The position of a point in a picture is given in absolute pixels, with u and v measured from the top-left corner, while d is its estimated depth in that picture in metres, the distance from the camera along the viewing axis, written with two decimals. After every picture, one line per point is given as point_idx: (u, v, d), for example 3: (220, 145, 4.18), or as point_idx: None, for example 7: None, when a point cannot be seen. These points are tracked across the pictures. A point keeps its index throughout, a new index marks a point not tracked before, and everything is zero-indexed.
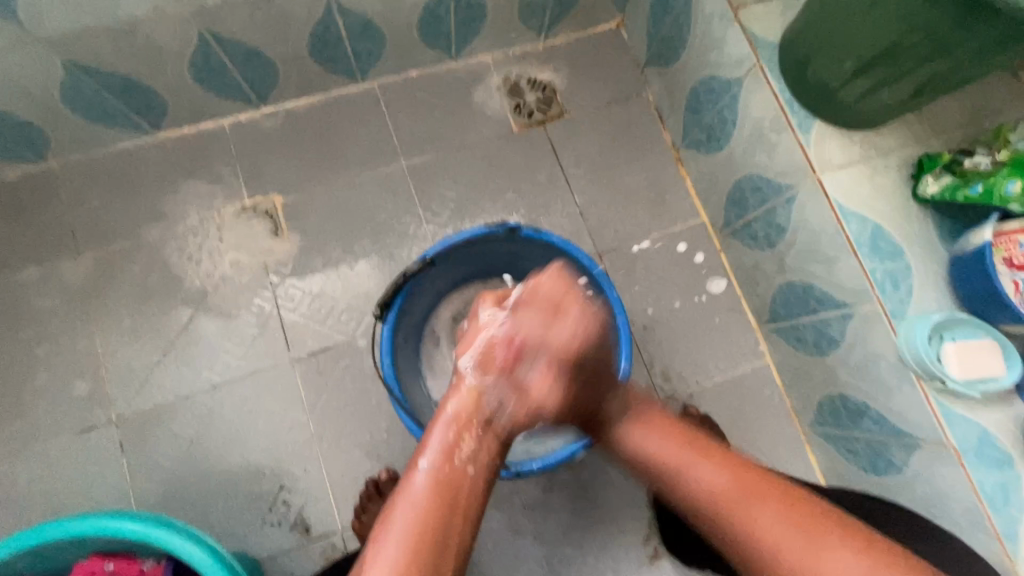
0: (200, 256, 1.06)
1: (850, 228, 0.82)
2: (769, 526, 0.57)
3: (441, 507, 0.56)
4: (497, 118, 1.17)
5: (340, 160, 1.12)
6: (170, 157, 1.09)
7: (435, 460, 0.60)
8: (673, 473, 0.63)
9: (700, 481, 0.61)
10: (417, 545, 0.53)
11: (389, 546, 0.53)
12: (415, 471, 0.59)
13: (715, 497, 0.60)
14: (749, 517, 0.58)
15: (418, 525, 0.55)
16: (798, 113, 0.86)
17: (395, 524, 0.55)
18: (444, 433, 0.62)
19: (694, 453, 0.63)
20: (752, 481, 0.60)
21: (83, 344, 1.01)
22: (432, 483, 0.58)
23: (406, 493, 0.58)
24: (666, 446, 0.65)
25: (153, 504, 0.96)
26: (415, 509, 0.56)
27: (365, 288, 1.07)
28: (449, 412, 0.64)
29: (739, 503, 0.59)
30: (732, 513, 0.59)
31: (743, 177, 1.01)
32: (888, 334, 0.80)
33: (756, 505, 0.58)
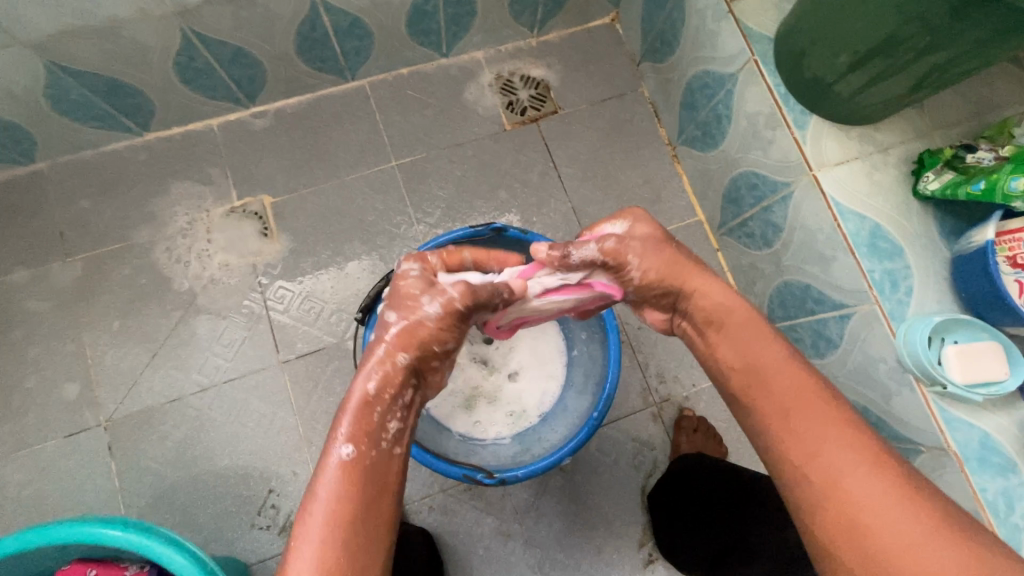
0: (189, 258, 1.05)
1: (847, 226, 0.79)
2: (846, 444, 0.46)
3: (364, 496, 0.49)
4: (489, 116, 1.16)
5: (330, 160, 1.11)
6: (159, 158, 1.09)
7: (357, 443, 0.51)
8: (748, 346, 0.54)
9: (779, 383, 0.51)
10: (344, 543, 0.46)
11: (309, 541, 0.45)
12: (332, 458, 0.50)
13: (794, 397, 0.50)
14: (824, 431, 0.47)
15: (342, 517, 0.47)
16: (793, 108, 0.84)
17: (317, 519, 0.46)
18: (361, 414, 0.53)
19: (789, 358, 0.53)
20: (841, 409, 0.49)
21: (72, 346, 1.01)
22: (354, 469, 0.50)
23: (319, 486, 0.48)
24: (742, 348, 0.55)
25: (141, 507, 0.96)
26: (333, 499, 0.48)
27: (355, 289, 1.06)
28: (369, 390, 0.54)
29: (817, 416, 0.48)
30: (801, 415, 0.49)
31: (738, 174, 0.99)
32: (887, 336, 0.77)
33: (834, 425, 0.47)
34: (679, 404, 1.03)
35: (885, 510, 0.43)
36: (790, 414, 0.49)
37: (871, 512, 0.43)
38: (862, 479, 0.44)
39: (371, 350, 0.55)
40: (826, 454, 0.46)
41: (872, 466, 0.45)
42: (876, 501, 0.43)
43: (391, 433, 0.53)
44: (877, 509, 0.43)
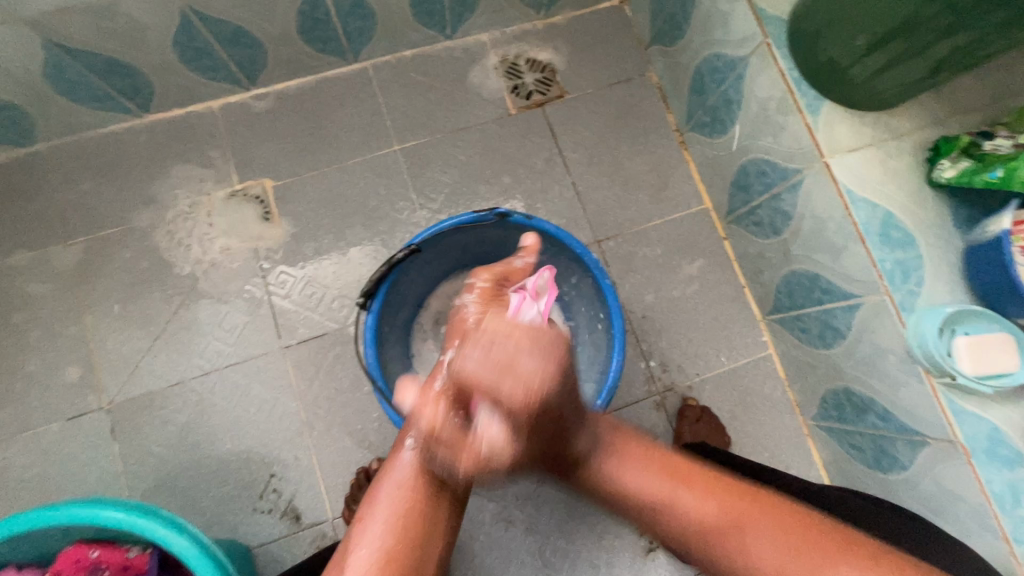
0: (190, 241, 1.04)
1: (858, 214, 0.78)
2: (765, 547, 0.56)
3: (421, 494, 0.60)
4: (494, 100, 1.13)
5: (332, 143, 1.09)
6: (159, 140, 1.07)
7: (420, 443, 0.61)
8: (654, 510, 0.62)
9: (683, 508, 0.60)
10: (400, 534, 0.57)
11: (376, 525, 0.57)
12: (402, 450, 0.62)
13: (702, 527, 0.59)
14: (743, 543, 0.57)
15: (400, 512, 0.58)
16: (806, 93, 0.82)
17: (383, 508, 0.59)
18: (431, 416, 0.63)
19: (672, 479, 0.62)
20: (740, 506, 0.59)
21: (73, 330, 1.00)
22: (416, 467, 0.61)
23: (389, 479, 0.61)
24: (650, 482, 0.62)
25: (143, 490, 0.96)
26: (397, 495, 0.59)
27: (358, 275, 1.05)
28: (436, 387, 0.60)
29: (733, 532, 0.58)
30: (732, 532, 0.58)
31: (747, 161, 0.97)
32: (896, 326, 0.76)
33: (747, 532, 0.57)
34: (683, 393, 1.02)
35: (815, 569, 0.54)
36: (709, 549, 0.58)
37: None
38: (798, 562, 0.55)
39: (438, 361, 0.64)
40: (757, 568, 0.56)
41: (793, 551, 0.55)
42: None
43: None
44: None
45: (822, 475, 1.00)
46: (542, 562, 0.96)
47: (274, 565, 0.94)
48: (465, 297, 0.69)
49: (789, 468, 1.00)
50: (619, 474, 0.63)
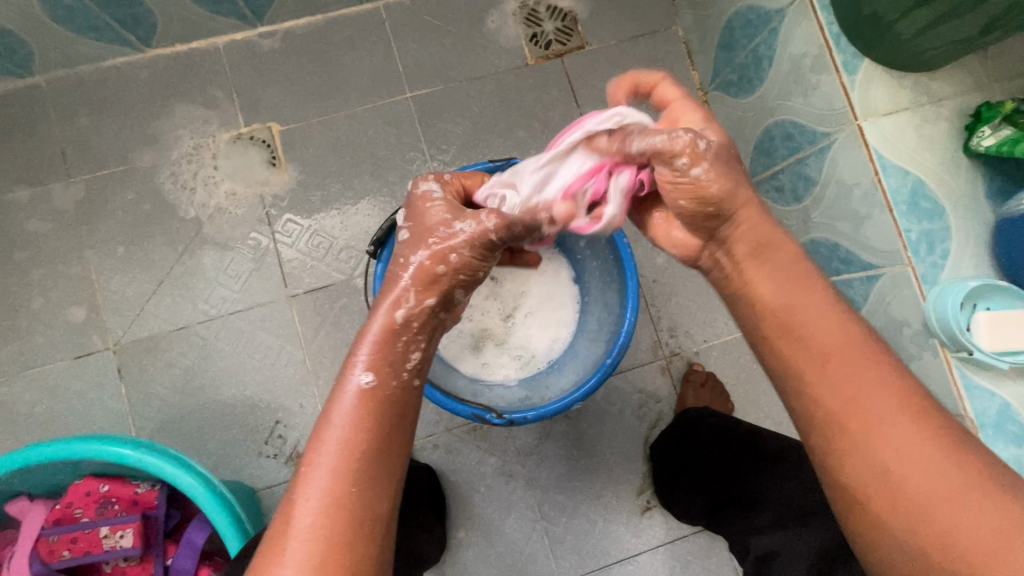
0: (195, 184, 1.02)
1: (888, 181, 0.75)
2: (883, 407, 0.44)
3: (381, 433, 0.49)
4: (511, 48, 1.08)
5: (341, 88, 1.05)
6: (161, 76, 1.03)
7: (376, 373, 0.50)
8: (782, 317, 0.49)
9: (814, 327, 0.48)
10: (356, 473, 0.46)
11: (325, 466, 0.46)
12: (351, 384, 0.50)
13: (826, 348, 0.47)
14: (857, 379, 0.45)
15: (352, 456, 0.47)
16: (844, 51, 0.77)
17: (335, 450, 0.47)
18: (381, 345, 0.52)
19: (819, 297, 0.49)
20: (861, 354, 0.46)
21: (78, 270, 0.99)
22: (371, 399, 0.50)
23: (334, 415, 0.49)
24: (775, 282, 0.51)
25: (149, 431, 0.97)
26: (352, 432, 0.48)
27: (365, 226, 1.03)
28: (393, 318, 0.53)
29: (852, 371, 0.45)
30: (856, 372, 0.45)
31: (773, 123, 0.93)
32: (916, 300, 0.74)
33: (866, 381, 0.45)
34: (689, 359, 1.03)
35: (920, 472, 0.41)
36: (808, 363, 0.47)
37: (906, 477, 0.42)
38: (897, 437, 0.43)
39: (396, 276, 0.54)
40: (870, 434, 0.43)
41: (917, 436, 0.43)
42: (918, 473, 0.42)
43: (411, 365, 0.53)
44: (901, 461, 0.42)
45: None
46: (540, 515, 0.98)
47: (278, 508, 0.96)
48: (457, 226, 0.54)
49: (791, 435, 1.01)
50: (750, 282, 0.52)
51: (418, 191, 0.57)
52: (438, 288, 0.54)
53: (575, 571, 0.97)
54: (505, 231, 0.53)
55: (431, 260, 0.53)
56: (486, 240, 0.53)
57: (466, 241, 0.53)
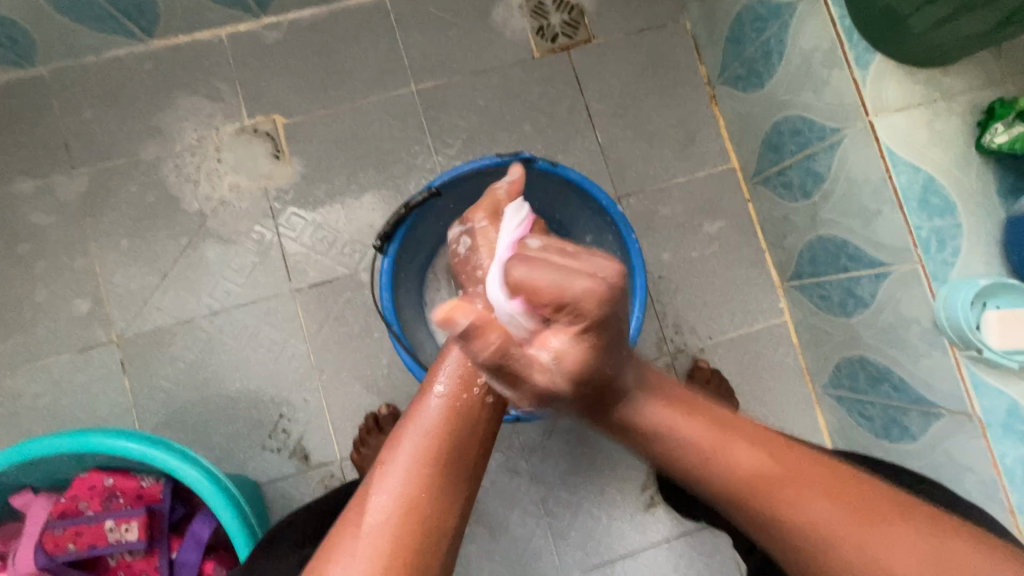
0: (198, 177, 1.01)
1: (898, 178, 0.74)
2: (821, 516, 0.48)
3: (454, 441, 0.53)
4: (518, 41, 1.07)
5: (346, 80, 1.04)
6: (165, 67, 1.02)
7: (449, 387, 0.55)
8: (699, 459, 0.52)
9: (736, 461, 0.51)
10: (429, 479, 0.51)
11: (400, 467, 0.51)
12: (430, 396, 0.56)
13: (750, 480, 0.50)
14: (792, 499, 0.49)
15: (428, 457, 0.52)
16: (856, 45, 0.76)
17: (408, 453, 0.52)
18: (460, 361, 0.57)
19: (721, 428, 0.53)
20: (777, 470, 0.50)
21: (81, 262, 0.99)
22: (447, 411, 0.54)
23: (413, 423, 0.54)
24: (697, 428, 0.53)
25: (153, 425, 0.97)
26: (428, 437, 0.53)
27: (370, 220, 1.02)
28: (473, 336, 0.57)
29: (783, 485, 0.50)
30: (782, 488, 0.50)
31: (782, 118, 0.93)
32: (925, 297, 0.74)
33: (795, 496, 0.49)
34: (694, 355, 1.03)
35: (874, 558, 0.46)
36: (750, 499, 0.51)
37: (867, 567, 0.46)
38: (844, 534, 0.47)
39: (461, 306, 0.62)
40: (820, 539, 0.48)
41: (857, 525, 0.47)
42: (870, 563, 0.46)
43: (486, 383, 0.56)
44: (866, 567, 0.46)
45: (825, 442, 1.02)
46: (544, 511, 0.98)
47: (282, 502, 0.96)
48: (463, 246, 0.66)
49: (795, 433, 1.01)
50: (676, 425, 0.53)
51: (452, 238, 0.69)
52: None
53: (578, 567, 0.97)
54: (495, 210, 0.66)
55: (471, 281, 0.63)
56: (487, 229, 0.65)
57: (482, 250, 0.64)
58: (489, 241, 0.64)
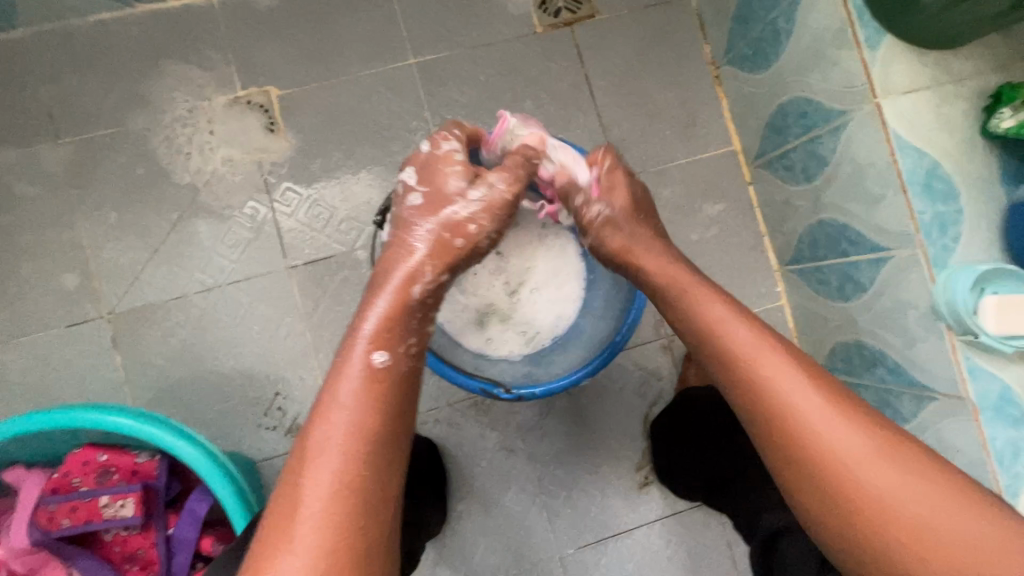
0: (190, 149, 0.98)
1: (903, 162, 0.74)
2: (836, 436, 0.53)
3: (386, 409, 0.51)
4: (520, 15, 1.05)
5: (342, 51, 1.01)
6: (152, 33, 0.98)
7: (386, 351, 0.54)
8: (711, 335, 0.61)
9: (727, 334, 0.60)
10: (363, 462, 0.48)
11: (329, 447, 0.48)
12: (355, 359, 0.53)
13: (743, 352, 0.58)
14: (780, 379, 0.56)
15: (358, 434, 0.49)
16: (867, 25, 0.75)
17: (340, 427, 0.49)
18: (389, 320, 0.56)
19: (726, 310, 0.62)
20: (768, 353, 0.58)
21: (69, 235, 0.96)
22: (374, 377, 0.52)
23: (338, 391, 0.51)
24: (704, 304, 0.63)
25: (146, 402, 0.95)
26: (356, 408, 0.50)
27: (367, 197, 1.00)
28: (414, 295, 0.59)
29: (767, 365, 0.57)
30: (767, 365, 0.57)
31: (787, 100, 0.91)
32: (925, 282, 0.74)
33: (786, 380, 0.56)
34: None
35: (839, 449, 0.52)
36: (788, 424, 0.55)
37: (831, 457, 0.52)
38: (816, 419, 0.54)
39: (408, 242, 0.61)
40: (795, 417, 0.54)
41: (833, 414, 0.54)
42: (835, 449, 0.52)
43: (411, 344, 0.57)
44: (886, 497, 0.50)
45: None
46: (540, 490, 0.99)
47: (278, 480, 0.96)
48: (470, 194, 0.64)
49: None
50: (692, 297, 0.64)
51: (442, 150, 0.65)
52: (450, 259, 0.62)
53: (572, 544, 0.99)
54: (514, 186, 0.66)
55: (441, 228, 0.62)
56: (502, 200, 0.65)
57: (478, 213, 0.63)
58: (500, 205, 0.65)
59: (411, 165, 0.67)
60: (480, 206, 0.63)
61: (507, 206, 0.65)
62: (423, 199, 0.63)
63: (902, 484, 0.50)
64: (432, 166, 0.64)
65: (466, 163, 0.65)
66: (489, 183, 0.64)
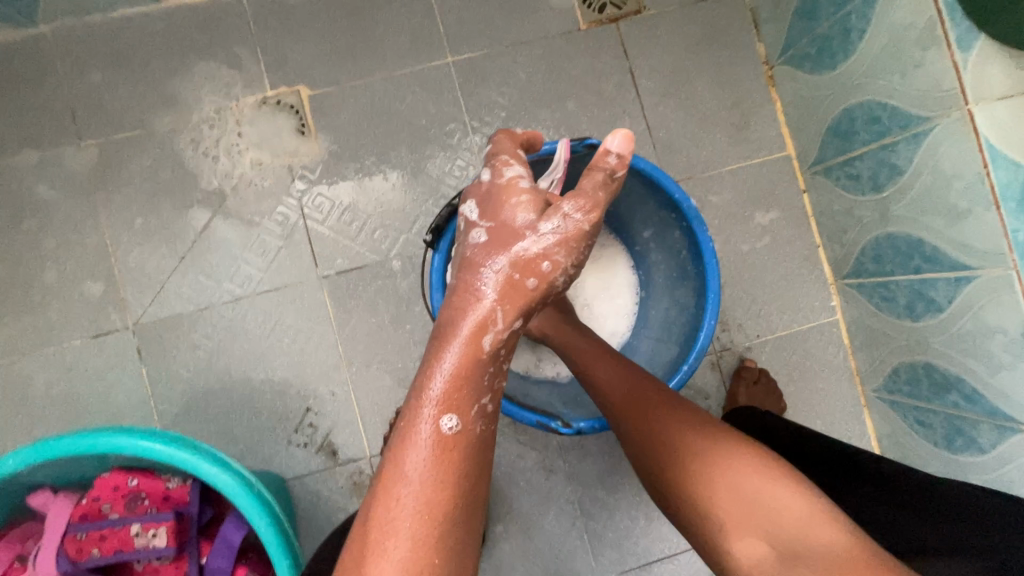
0: (217, 152, 0.93)
1: (997, 175, 0.67)
2: (685, 445, 0.55)
3: (454, 479, 0.47)
4: (563, 10, 0.99)
5: (376, 49, 0.96)
6: (178, 29, 0.94)
7: (454, 416, 0.49)
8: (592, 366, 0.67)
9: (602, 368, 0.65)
10: (435, 541, 0.44)
11: (400, 524, 0.44)
12: (422, 423, 0.48)
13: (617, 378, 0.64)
14: (639, 402, 0.61)
15: (429, 511, 0.45)
16: (960, 23, 0.68)
17: (409, 505, 0.45)
18: (457, 377, 0.50)
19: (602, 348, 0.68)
20: (634, 382, 0.63)
21: (92, 241, 0.92)
22: (442, 444, 0.47)
23: (404, 465, 0.46)
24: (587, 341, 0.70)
25: (172, 416, 0.92)
26: (424, 479, 0.46)
27: (401, 204, 0.95)
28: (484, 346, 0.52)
29: (632, 390, 0.62)
30: (633, 389, 0.62)
31: (855, 104, 0.85)
32: (1017, 305, 0.69)
33: (644, 403, 0.60)
34: (741, 354, 0.97)
35: (688, 453, 0.55)
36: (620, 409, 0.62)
37: (684, 465, 0.54)
38: (669, 432, 0.57)
39: (477, 286, 0.53)
40: (653, 434, 0.58)
41: (682, 426, 0.57)
42: (682, 456, 0.55)
43: (481, 405, 0.51)
44: (733, 487, 0.51)
45: (873, 446, 0.98)
46: (581, 513, 0.95)
47: (308, 499, 0.92)
48: (544, 227, 0.54)
49: (842, 438, 0.97)
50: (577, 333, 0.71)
51: (504, 178, 0.57)
52: (525, 302, 0.54)
53: (614, 569, 0.94)
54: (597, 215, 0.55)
55: (512, 267, 0.54)
56: (580, 232, 0.55)
57: (555, 249, 0.54)
58: (577, 239, 0.55)
59: (471, 196, 0.59)
60: (555, 241, 0.54)
61: (586, 236, 0.55)
62: (487, 236, 0.55)
63: (746, 482, 0.51)
64: (494, 198, 0.56)
65: (533, 191, 0.56)
66: (562, 213, 0.54)
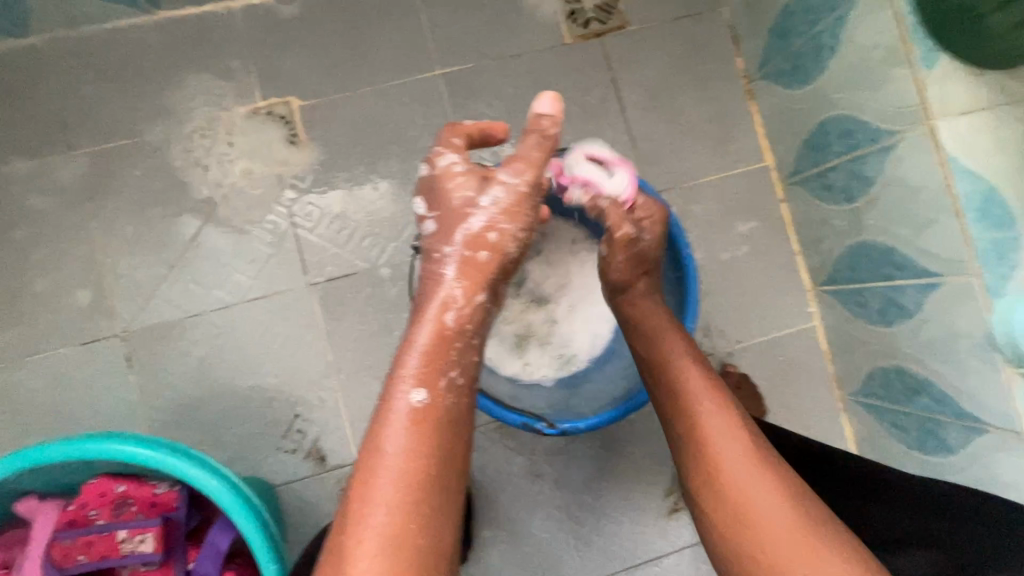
0: (208, 161, 0.95)
1: (958, 186, 0.71)
2: (749, 484, 0.56)
3: (432, 452, 0.49)
4: (548, 26, 1.02)
5: (366, 62, 0.98)
6: (171, 41, 0.95)
7: (425, 391, 0.51)
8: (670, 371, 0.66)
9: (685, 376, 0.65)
10: (415, 511, 0.47)
11: (381, 495, 0.47)
12: (399, 398, 0.51)
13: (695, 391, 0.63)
14: (712, 424, 0.60)
15: (409, 484, 0.47)
16: (922, 43, 0.72)
17: (388, 479, 0.47)
18: (429, 355, 0.53)
19: (692, 356, 0.67)
20: (718, 403, 0.62)
21: (82, 250, 0.93)
22: (419, 419, 0.50)
23: (383, 441, 0.49)
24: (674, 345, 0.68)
25: (160, 423, 0.92)
26: (401, 451, 0.48)
27: (390, 212, 0.97)
28: (446, 319, 0.55)
29: (710, 409, 0.62)
30: (711, 410, 0.61)
31: (829, 118, 0.89)
32: (980, 311, 0.72)
33: (726, 431, 0.60)
34: (722, 359, 1.00)
35: (750, 493, 0.56)
36: (712, 468, 0.59)
37: (744, 501, 0.55)
38: (736, 465, 0.57)
39: (437, 271, 0.58)
40: (720, 460, 0.58)
41: (754, 465, 0.57)
42: (746, 495, 0.56)
43: (450, 378, 0.53)
44: (785, 542, 0.53)
45: (852, 449, 1.00)
46: (568, 516, 0.96)
47: (296, 505, 0.92)
48: (483, 202, 0.58)
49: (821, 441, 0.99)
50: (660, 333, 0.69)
51: (440, 167, 0.61)
52: (483, 273, 0.58)
53: (600, 572, 0.96)
54: (535, 176, 0.59)
55: (463, 244, 0.58)
56: (520, 197, 0.59)
57: (498, 217, 0.58)
58: (518, 203, 0.59)
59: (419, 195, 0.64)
60: (497, 210, 0.58)
61: (525, 199, 0.59)
62: (434, 225, 0.60)
63: (804, 545, 0.52)
64: (436, 190, 0.61)
65: (469, 171, 0.60)
66: (499, 181, 0.59)
